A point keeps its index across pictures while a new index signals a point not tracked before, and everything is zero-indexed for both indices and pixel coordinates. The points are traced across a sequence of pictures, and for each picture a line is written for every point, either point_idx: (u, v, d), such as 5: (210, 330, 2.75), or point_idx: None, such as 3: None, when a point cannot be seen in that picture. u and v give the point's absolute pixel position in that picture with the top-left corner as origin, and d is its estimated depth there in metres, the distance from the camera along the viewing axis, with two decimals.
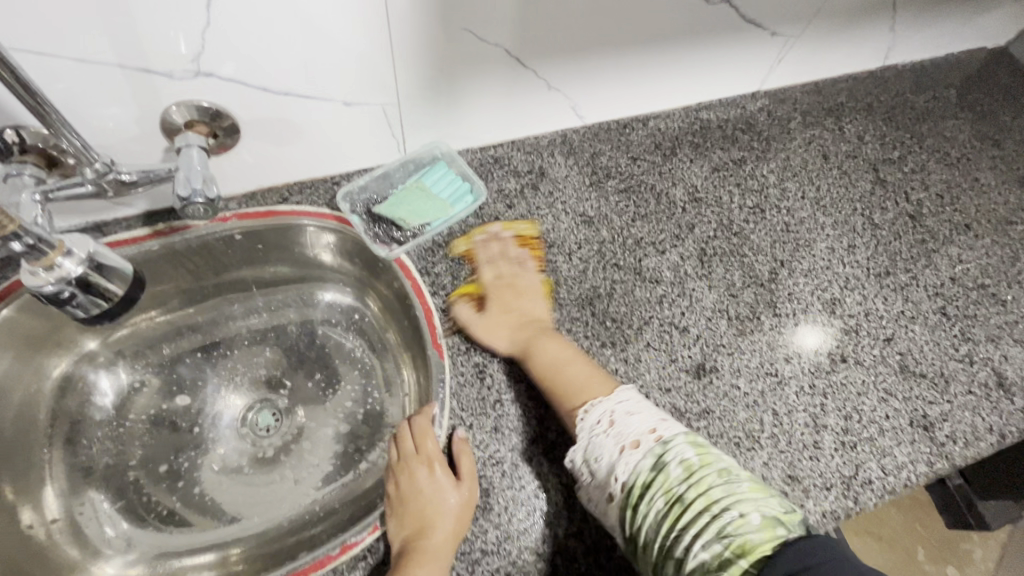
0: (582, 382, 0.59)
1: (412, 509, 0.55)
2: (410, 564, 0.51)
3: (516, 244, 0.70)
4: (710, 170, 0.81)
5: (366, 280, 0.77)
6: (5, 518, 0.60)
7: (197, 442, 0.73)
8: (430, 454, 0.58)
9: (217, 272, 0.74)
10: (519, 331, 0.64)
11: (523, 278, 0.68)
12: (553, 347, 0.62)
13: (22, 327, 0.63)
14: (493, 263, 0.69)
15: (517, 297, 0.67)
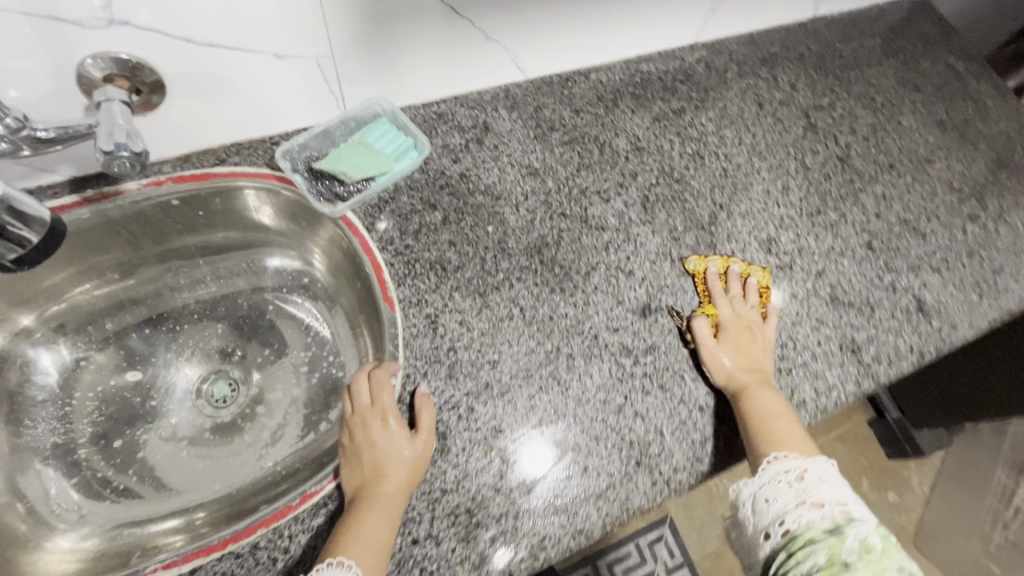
0: (793, 445, 0.59)
1: (365, 460, 0.56)
2: (359, 510, 0.52)
3: (756, 292, 0.72)
4: (651, 120, 0.83)
5: (314, 243, 0.76)
6: None
7: (151, 416, 0.72)
8: (386, 407, 0.58)
9: (158, 242, 0.72)
10: (752, 369, 0.64)
11: (761, 327, 0.68)
12: (775, 399, 0.62)
13: None
14: (734, 304, 0.69)
15: (750, 336, 0.67)
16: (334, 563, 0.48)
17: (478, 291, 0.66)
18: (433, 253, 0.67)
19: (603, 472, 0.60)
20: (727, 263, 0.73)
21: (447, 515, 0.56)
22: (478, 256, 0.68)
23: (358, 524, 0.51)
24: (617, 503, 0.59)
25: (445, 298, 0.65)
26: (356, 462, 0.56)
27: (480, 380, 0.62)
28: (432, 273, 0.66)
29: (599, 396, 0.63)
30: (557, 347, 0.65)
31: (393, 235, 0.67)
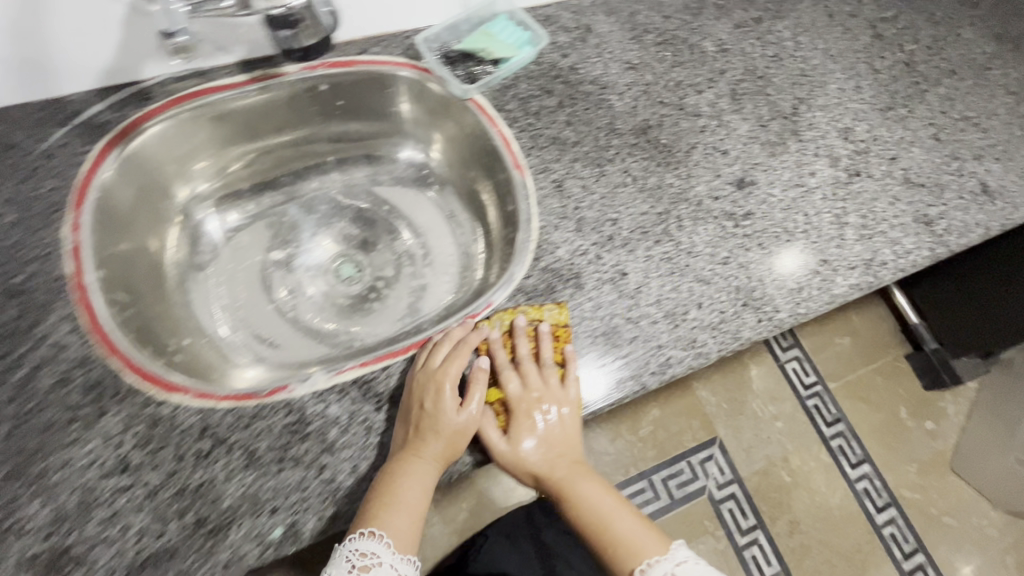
0: (632, 533, 0.59)
1: (410, 427, 0.56)
2: (391, 478, 0.53)
3: (550, 341, 0.63)
4: (733, 26, 0.90)
5: (435, 133, 0.84)
6: (166, 323, 0.69)
7: (295, 286, 0.81)
8: (447, 374, 0.57)
9: (303, 129, 0.80)
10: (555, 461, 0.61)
11: (564, 397, 0.61)
12: (590, 488, 0.61)
13: (151, 155, 0.69)
14: (523, 374, 0.62)
15: (547, 417, 0.61)
16: (367, 534, 0.51)
17: (596, 162, 0.74)
18: (553, 131, 0.76)
19: (716, 308, 0.68)
20: (514, 317, 0.64)
21: (588, 336, 0.64)
22: (592, 135, 0.76)
23: (393, 494, 0.52)
24: (730, 334, 0.68)
25: (568, 167, 0.74)
26: (406, 422, 0.56)
27: (604, 233, 0.70)
28: (554, 146, 0.74)
29: (707, 250, 0.72)
30: (667, 210, 0.73)
31: (518, 115, 0.76)
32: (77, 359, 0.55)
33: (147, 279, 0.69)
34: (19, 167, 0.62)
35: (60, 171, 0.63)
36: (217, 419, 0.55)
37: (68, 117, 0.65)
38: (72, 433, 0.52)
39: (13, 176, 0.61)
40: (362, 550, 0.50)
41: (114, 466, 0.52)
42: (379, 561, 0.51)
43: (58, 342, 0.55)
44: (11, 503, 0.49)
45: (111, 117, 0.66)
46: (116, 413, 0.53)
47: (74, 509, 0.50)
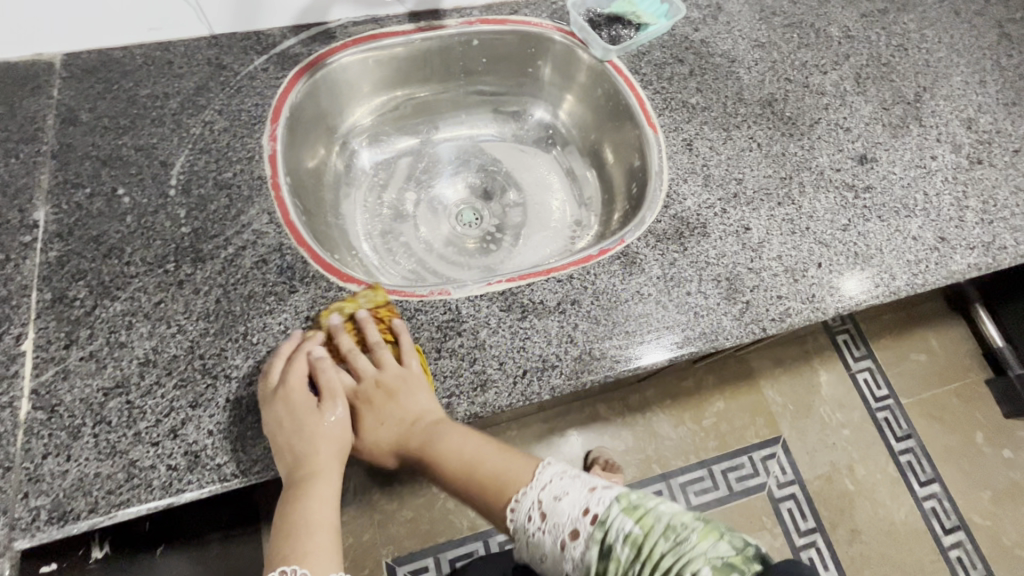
0: (501, 465, 0.55)
1: (282, 443, 0.54)
2: (289, 502, 0.52)
3: (370, 327, 0.61)
4: (858, 16, 0.93)
5: (566, 94, 0.90)
6: (326, 236, 0.78)
7: (424, 226, 0.89)
8: (291, 381, 0.55)
9: (448, 81, 0.88)
10: (412, 431, 0.57)
11: (404, 373, 0.58)
12: (453, 444, 0.56)
13: (325, 88, 0.79)
14: (358, 364, 0.59)
15: (390, 397, 0.58)
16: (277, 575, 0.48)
17: (723, 127, 0.79)
18: (684, 95, 0.80)
19: (835, 270, 0.71)
20: (331, 314, 0.61)
21: (714, 280, 0.68)
22: (721, 102, 0.81)
23: (295, 517, 0.51)
24: (848, 295, 0.70)
25: (698, 129, 0.78)
26: (276, 438, 0.54)
27: (730, 190, 0.74)
28: (684, 110, 0.79)
29: (828, 216, 0.75)
30: (789, 176, 0.77)
31: (652, 78, 0.81)
32: (273, 244, 0.64)
33: (313, 197, 0.78)
34: (228, 85, 0.72)
35: (260, 91, 0.72)
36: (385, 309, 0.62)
37: (268, 48, 0.76)
38: (269, 304, 0.61)
39: (224, 92, 0.72)
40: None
41: (302, 335, 0.60)
42: None
43: (258, 229, 0.64)
44: (221, 354, 0.58)
45: (301, 51, 0.76)
46: (304, 292, 0.62)
47: (270, 366, 0.58)
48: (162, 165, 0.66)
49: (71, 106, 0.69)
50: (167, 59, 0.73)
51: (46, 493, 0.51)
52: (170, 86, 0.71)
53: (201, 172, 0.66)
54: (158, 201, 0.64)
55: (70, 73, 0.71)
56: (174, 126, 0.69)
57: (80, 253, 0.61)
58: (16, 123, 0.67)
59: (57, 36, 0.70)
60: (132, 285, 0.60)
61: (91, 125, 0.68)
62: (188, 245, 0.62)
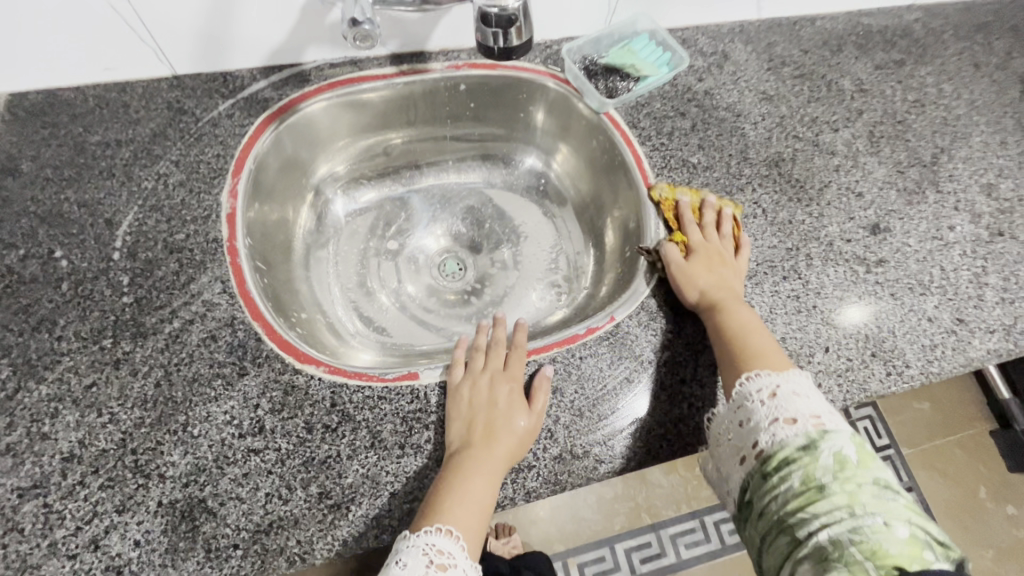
0: (770, 350, 0.57)
1: (478, 422, 0.55)
2: (459, 472, 0.52)
3: (731, 223, 0.70)
4: (873, 67, 0.87)
5: (559, 143, 0.84)
6: (292, 295, 0.71)
7: (401, 278, 0.83)
8: (512, 373, 0.59)
9: (433, 126, 0.82)
10: (716, 295, 0.61)
11: (737, 263, 0.66)
12: (746, 316, 0.60)
13: (297, 134, 0.73)
14: (705, 230, 0.68)
15: (724, 263, 0.65)
16: (439, 530, 0.48)
17: (726, 189, 0.73)
18: (684, 153, 0.74)
19: (843, 356, 0.65)
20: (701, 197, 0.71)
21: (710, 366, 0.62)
22: (724, 161, 0.75)
23: (462, 486, 0.51)
24: (857, 384, 0.64)
25: (698, 191, 0.72)
26: (471, 416, 0.55)
27: None
28: (684, 169, 0.73)
29: (836, 293, 0.69)
30: (796, 247, 0.71)
31: (650, 133, 0.75)
32: (225, 318, 0.57)
33: (278, 253, 0.72)
34: (188, 132, 0.66)
35: (223, 140, 0.67)
36: (345, 397, 0.56)
37: (234, 90, 0.70)
38: (214, 389, 0.54)
39: (182, 140, 0.66)
40: (440, 547, 0.47)
41: (249, 427, 0.53)
42: (455, 562, 0.47)
43: (209, 300, 0.58)
44: (155, 448, 0.52)
45: (272, 95, 0.70)
46: (255, 375, 0.55)
47: (211, 462, 0.52)
48: (108, 223, 0.60)
49: (13, 153, 0.63)
50: (121, 102, 0.67)
51: None
52: (123, 132, 0.65)
53: (149, 233, 0.60)
54: (100, 265, 0.58)
55: (15, 116, 0.65)
56: (124, 178, 0.63)
57: (7, 325, 0.55)
58: None
59: (3, 76, 0.65)
60: (63, 363, 0.54)
61: (33, 176, 0.62)
62: (130, 317, 0.56)
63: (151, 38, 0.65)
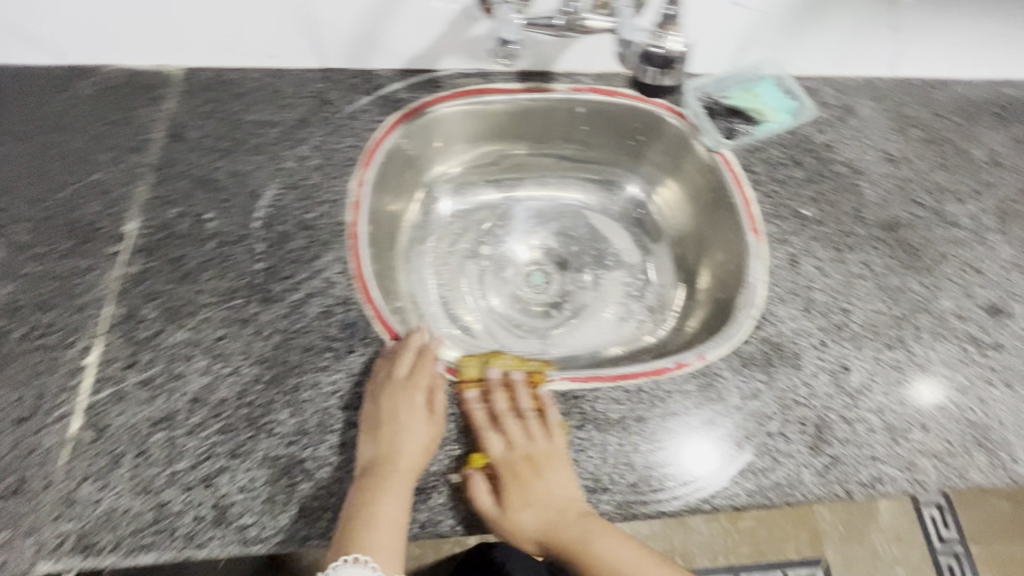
0: (631, 560, 0.56)
1: (384, 436, 0.55)
2: (377, 488, 0.52)
3: (527, 393, 0.61)
4: (1010, 139, 0.82)
5: (665, 176, 0.85)
6: (392, 283, 0.76)
7: (491, 283, 0.86)
8: (414, 381, 0.59)
9: (544, 142, 0.85)
10: (553, 530, 0.56)
11: (554, 454, 0.57)
12: (610, 546, 0.55)
13: (421, 135, 0.77)
14: (511, 431, 0.59)
15: (535, 475, 0.57)
16: (351, 561, 0.49)
17: (836, 246, 0.71)
18: (796, 203, 0.74)
19: (943, 438, 0.62)
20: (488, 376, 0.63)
21: (799, 423, 0.61)
22: (837, 217, 0.73)
23: (369, 506, 0.51)
24: (956, 470, 0.61)
25: (806, 244, 0.71)
26: (376, 433, 0.55)
27: (833, 321, 0.67)
28: (794, 219, 0.72)
29: (942, 371, 0.65)
30: (904, 316, 0.68)
31: (764, 179, 0.75)
32: (341, 296, 0.62)
33: (385, 242, 0.77)
34: (330, 122, 0.72)
35: (359, 132, 0.72)
36: None
37: (374, 88, 0.75)
38: (324, 360, 0.59)
39: (324, 128, 0.72)
40: None
41: (351, 401, 0.57)
42: None
43: (330, 278, 0.63)
44: (268, 405, 0.56)
45: (406, 96, 0.75)
46: (362, 353, 0.60)
47: (314, 427, 0.56)
48: (251, 195, 0.67)
49: (180, 121, 0.70)
50: (275, 87, 0.74)
51: (78, 518, 0.51)
52: (274, 115, 0.72)
53: (286, 208, 0.66)
54: (240, 231, 0.64)
55: (187, 88, 0.73)
56: (270, 156, 0.69)
57: (158, 272, 0.62)
58: (127, 130, 0.69)
59: (183, 52, 0.73)
60: (199, 314, 0.60)
61: (194, 144, 0.69)
62: (260, 283, 0.62)
63: (314, 36, 0.72)
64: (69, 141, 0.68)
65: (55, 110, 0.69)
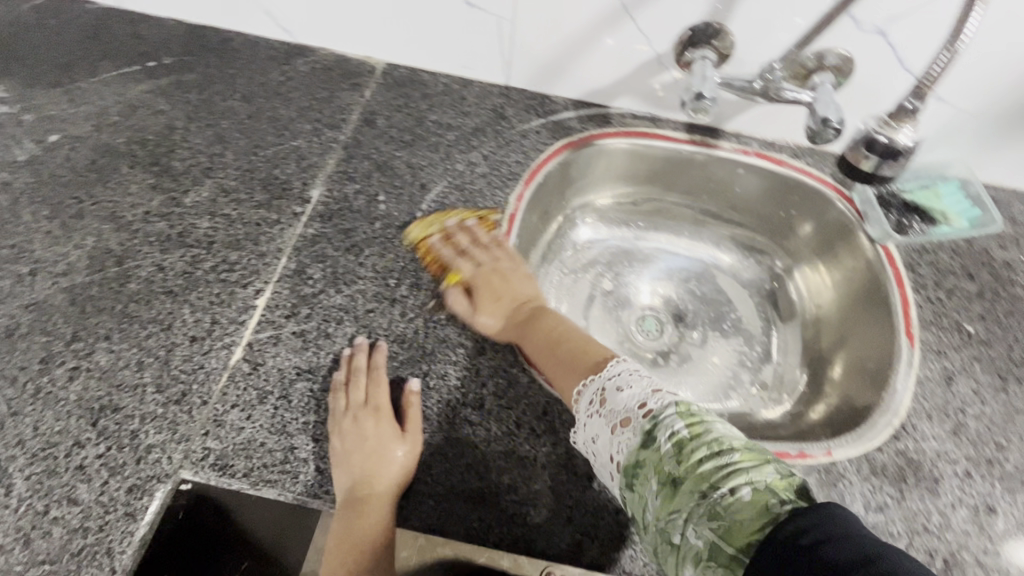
0: (590, 344, 0.60)
1: (356, 463, 0.56)
2: (357, 518, 0.53)
3: (478, 232, 0.70)
4: None
5: (809, 256, 0.83)
6: None
7: (606, 318, 0.86)
8: (383, 411, 0.58)
9: (692, 195, 0.86)
10: (514, 317, 0.65)
11: (513, 268, 0.69)
12: (556, 320, 0.64)
13: (579, 164, 0.80)
14: (474, 254, 0.68)
15: (504, 281, 0.68)
16: None
17: (1000, 373, 0.65)
18: (960, 316, 0.68)
19: None
20: (476, 226, 0.70)
21: (927, 554, 0.55)
22: (1006, 342, 0.67)
23: (359, 546, 0.53)
24: None
25: (965, 363, 0.66)
26: (348, 459, 0.56)
27: (984, 454, 0.61)
28: (955, 333, 0.67)
29: None
30: None
31: (928, 283, 0.70)
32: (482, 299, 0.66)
33: (522, 256, 0.80)
34: (501, 135, 0.77)
35: (526, 150, 0.76)
36: (556, 411, 0.60)
37: (547, 113, 0.79)
38: (457, 355, 0.62)
39: (495, 140, 0.77)
40: None
41: (473, 400, 0.60)
42: None
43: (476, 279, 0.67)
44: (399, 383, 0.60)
45: (576, 126, 0.79)
46: (491, 357, 0.63)
47: (435, 415, 0.59)
48: (421, 187, 0.72)
49: (373, 109, 0.78)
50: (460, 95, 0.80)
51: (220, 439, 0.56)
52: (454, 119, 0.78)
53: (449, 206, 0.71)
54: (405, 218, 0.70)
55: (385, 81, 0.80)
56: (444, 156, 0.75)
57: (329, 238, 0.68)
58: (329, 108, 0.77)
59: (389, 50, 0.80)
60: (356, 284, 0.65)
61: (381, 130, 0.76)
62: (413, 269, 0.67)
63: (507, 58, 0.77)
64: (280, 107, 0.77)
65: (274, 79, 0.79)
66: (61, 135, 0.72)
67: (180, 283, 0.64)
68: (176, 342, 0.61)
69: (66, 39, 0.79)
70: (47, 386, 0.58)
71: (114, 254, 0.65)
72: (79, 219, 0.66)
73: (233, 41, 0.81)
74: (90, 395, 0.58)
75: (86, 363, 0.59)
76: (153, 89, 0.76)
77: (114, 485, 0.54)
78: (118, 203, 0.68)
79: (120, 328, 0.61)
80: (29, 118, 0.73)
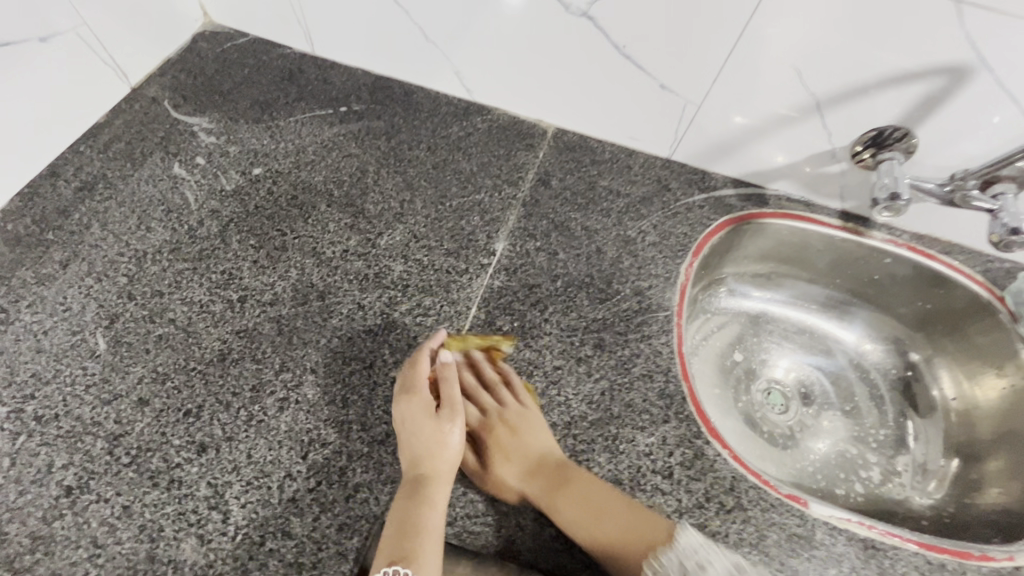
0: (631, 523, 0.55)
1: (405, 443, 0.57)
2: (415, 494, 0.54)
3: (485, 359, 0.67)
4: None
5: (947, 348, 0.84)
6: None
7: (739, 391, 0.88)
8: (421, 390, 0.60)
9: (828, 275, 0.89)
10: (536, 469, 0.59)
11: (527, 413, 0.62)
12: (583, 481, 0.58)
13: (730, 240, 0.84)
14: (494, 394, 0.65)
15: (516, 434, 0.61)
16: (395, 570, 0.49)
17: None
18: None
19: None
20: (461, 342, 0.67)
21: None
22: None
23: (414, 514, 0.52)
24: None
25: None
26: (402, 426, 0.58)
27: None
28: None
29: None
30: None
31: None
32: (663, 366, 0.68)
33: None
34: (668, 206, 0.81)
35: (691, 223, 0.80)
36: (742, 487, 0.61)
37: (709, 188, 0.83)
38: (643, 421, 0.64)
39: (662, 211, 0.80)
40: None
41: (662, 468, 0.61)
42: None
43: (656, 347, 0.69)
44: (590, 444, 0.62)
45: (736, 204, 0.82)
46: (675, 426, 0.64)
47: (626, 480, 0.60)
48: (596, 250, 0.75)
49: (548, 170, 0.82)
50: (627, 164, 0.84)
51: None
52: (623, 187, 0.82)
53: (624, 271, 0.74)
54: (584, 279, 0.73)
55: (556, 144, 0.85)
56: (616, 221, 0.78)
57: (514, 292, 0.70)
58: (507, 166, 0.81)
59: (562, 116, 0.85)
60: (543, 340, 0.67)
61: (557, 192, 0.80)
62: (596, 330, 0.69)
63: (679, 136, 0.81)
64: (462, 161, 0.81)
65: (454, 133, 0.84)
66: (263, 169, 0.76)
67: (379, 323, 0.66)
68: (377, 381, 0.63)
69: (264, 78, 0.85)
70: (259, 414, 0.59)
71: (316, 288, 0.68)
72: (283, 251, 0.70)
73: (416, 94, 0.87)
74: (298, 427, 0.59)
75: (294, 395, 0.61)
76: (346, 133, 0.81)
77: (324, 521, 0.55)
78: (318, 239, 0.71)
79: (324, 362, 0.63)
80: (233, 149, 0.77)
